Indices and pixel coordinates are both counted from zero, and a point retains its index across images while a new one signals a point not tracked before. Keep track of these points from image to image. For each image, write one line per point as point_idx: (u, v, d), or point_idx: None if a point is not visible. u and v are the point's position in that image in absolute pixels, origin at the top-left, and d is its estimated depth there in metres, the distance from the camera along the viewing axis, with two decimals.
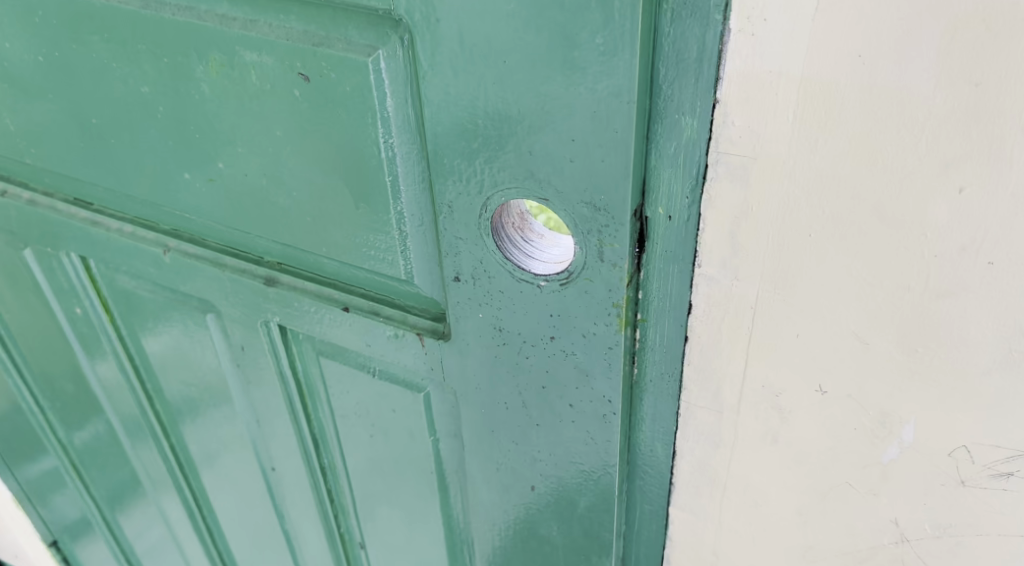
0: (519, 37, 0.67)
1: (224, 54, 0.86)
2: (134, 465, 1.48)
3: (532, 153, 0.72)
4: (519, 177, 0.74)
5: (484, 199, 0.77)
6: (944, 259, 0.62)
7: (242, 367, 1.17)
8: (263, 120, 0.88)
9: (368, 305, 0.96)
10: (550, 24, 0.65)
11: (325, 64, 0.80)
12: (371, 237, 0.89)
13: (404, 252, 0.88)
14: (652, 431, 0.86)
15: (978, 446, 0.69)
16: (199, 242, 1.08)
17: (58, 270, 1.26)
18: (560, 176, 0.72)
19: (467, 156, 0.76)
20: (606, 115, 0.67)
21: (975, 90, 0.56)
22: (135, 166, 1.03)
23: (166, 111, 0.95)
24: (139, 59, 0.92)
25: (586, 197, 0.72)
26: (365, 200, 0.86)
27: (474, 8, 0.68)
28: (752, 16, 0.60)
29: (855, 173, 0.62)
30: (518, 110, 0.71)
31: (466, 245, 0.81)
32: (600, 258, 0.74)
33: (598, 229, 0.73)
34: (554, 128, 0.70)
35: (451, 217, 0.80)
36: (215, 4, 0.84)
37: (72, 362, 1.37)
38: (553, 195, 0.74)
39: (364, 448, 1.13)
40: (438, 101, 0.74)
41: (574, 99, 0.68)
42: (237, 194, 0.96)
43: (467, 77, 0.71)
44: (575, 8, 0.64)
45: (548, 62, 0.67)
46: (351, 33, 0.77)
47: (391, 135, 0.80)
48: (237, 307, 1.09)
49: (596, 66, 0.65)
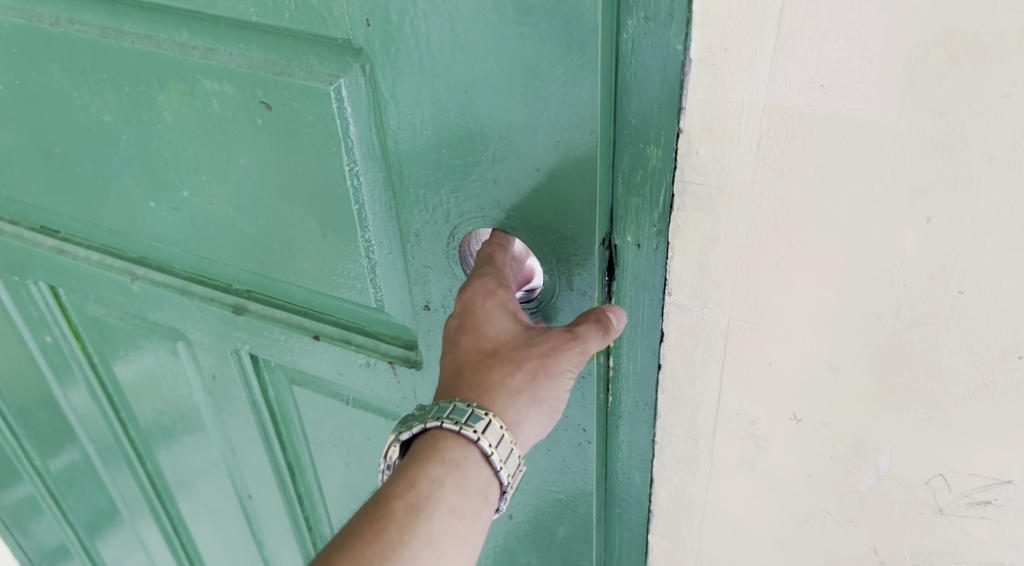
0: (480, 68, 0.65)
1: (185, 82, 0.84)
2: (110, 491, 1.45)
3: (498, 182, 0.71)
4: (485, 207, 0.73)
5: (451, 226, 0.76)
6: (914, 288, 0.61)
7: (214, 395, 1.15)
8: (227, 146, 0.86)
9: (339, 333, 0.95)
10: (511, 53, 0.64)
11: (287, 93, 0.77)
12: (340, 266, 0.87)
13: (374, 280, 0.87)
14: (629, 459, 0.84)
15: (955, 475, 0.68)
16: (167, 270, 1.06)
17: (26, 297, 1.23)
18: (527, 205, 0.71)
19: (433, 185, 0.74)
20: (569, 145, 0.66)
21: (939, 119, 0.55)
22: (99, 194, 1.00)
23: (129, 139, 0.92)
24: (99, 88, 0.89)
25: (553, 226, 0.70)
26: (332, 228, 0.84)
27: (434, 37, 0.66)
28: (712, 46, 0.59)
29: (821, 201, 0.61)
30: (482, 139, 0.69)
31: (436, 274, 0.80)
32: (570, 287, 0.73)
33: (567, 257, 0.71)
34: (518, 157, 0.68)
35: (419, 245, 0.79)
36: (175, 32, 0.82)
37: (44, 390, 1.34)
38: (519, 224, 0.72)
39: (340, 476, 1.11)
40: (401, 130, 0.72)
41: (537, 129, 0.66)
42: (203, 222, 0.94)
43: (430, 105, 0.70)
44: (536, 39, 0.62)
45: (510, 91, 0.65)
46: (313, 62, 0.75)
47: (355, 163, 0.79)
48: (207, 335, 1.07)
49: (558, 96, 0.64)
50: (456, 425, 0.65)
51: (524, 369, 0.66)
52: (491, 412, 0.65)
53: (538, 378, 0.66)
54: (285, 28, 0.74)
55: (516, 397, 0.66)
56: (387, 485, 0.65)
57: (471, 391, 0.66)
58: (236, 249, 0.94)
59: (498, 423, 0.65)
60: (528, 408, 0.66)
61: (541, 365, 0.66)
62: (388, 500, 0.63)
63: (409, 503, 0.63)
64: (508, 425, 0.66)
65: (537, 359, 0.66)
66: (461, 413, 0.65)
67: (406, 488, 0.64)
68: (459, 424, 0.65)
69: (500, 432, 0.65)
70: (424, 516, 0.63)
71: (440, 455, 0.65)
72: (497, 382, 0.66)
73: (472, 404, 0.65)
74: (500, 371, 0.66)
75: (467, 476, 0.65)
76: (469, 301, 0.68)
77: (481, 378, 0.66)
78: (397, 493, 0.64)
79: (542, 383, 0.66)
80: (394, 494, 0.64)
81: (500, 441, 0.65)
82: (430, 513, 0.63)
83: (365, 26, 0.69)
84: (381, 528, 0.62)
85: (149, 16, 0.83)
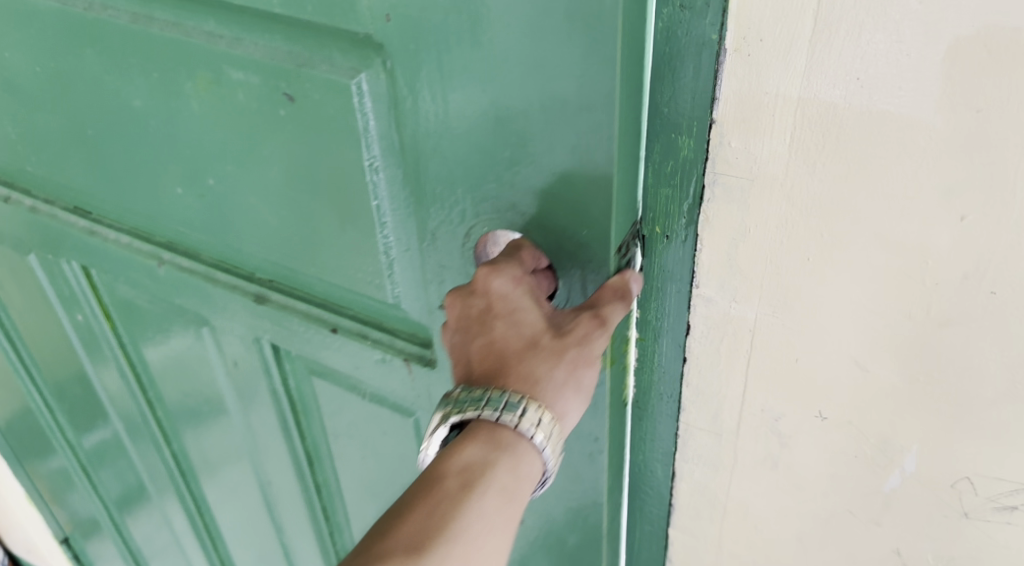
0: (502, 64, 0.65)
1: (212, 72, 0.84)
2: (138, 468, 1.47)
3: (514, 185, 0.70)
4: (502, 208, 0.73)
5: (466, 227, 0.76)
6: (946, 287, 0.61)
7: (237, 382, 1.16)
8: (250, 137, 0.86)
9: (357, 327, 0.95)
10: (530, 52, 0.63)
11: (308, 86, 0.77)
12: (357, 260, 0.87)
13: (390, 278, 0.86)
14: (651, 452, 0.84)
15: (981, 479, 0.67)
16: (192, 256, 1.06)
17: (59, 276, 1.25)
18: (543, 208, 0.70)
19: (450, 183, 0.74)
20: (586, 148, 0.65)
21: (977, 116, 0.54)
22: (131, 178, 1.01)
23: (159, 125, 0.93)
24: (131, 73, 0.90)
25: (568, 231, 0.70)
26: (351, 223, 0.84)
27: (454, 34, 0.65)
28: (747, 36, 0.58)
29: (855, 195, 0.60)
30: (502, 138, 0.69)
31: (452, 272, 0.80)
32: (585, 293, 0.73)
33: (582, 264, 0.71)
34: (537, 159, 0.68)
35: (435, 243, 0.79)
36: (203, 21, 0.82)
37: (78, 366, 1.37)
38: (536, 225, 0.72)
39: (357, 469, 1.13)
40: (420, 127, 0.72)
41: (552, 130, 0.66)
42: (226, 210, 0.95)
43: (450, 100, 0.69)
44: (556, 37, 0.61)
45: (529, 92, 0.65)
46: (335, 56, 0.74)
47: (375, 158, 0.77)
48: (231, 321, 1.08)
49: (575, 99, 0.63)
50: (513, 420, 0.61)
51: (566, 359, 0.63)
52: (542, 402, 0.62)
53: (580, 369, 0.64)
54: (309, 20, 0.73)
55: (563, 386, 0.63)
56: (437, 465, 0.60)
57: (518, 380, 0.63)
58: (259, 239, 0.95)
59: (549, 415, 0.62)
60: (573, 398, 0.64)
61: (583, 353, 0.64)
62: (440, 479, 0.59)
63: (463, 482, 0.59)
64: (555, 415, 0.63)
65: (577, 348, 0.64)
66: (516, 407, 0.61)
67: (458, 469, 0.60)
68: (514, 419, 0.61)
69: (551, 425, 0.62)
70: (479, 495, 0.59)
71: (495, 440, 0.61)
72: (542, 370, 0.63)
73: (524, 395, 0.62)
74: (541, 359, 0.63)
75: (522, 463, 0.61)
76: (502, 287, 0.65)
77: (524, 369, 0.63)
78: (450, 472, 0.59)
79: (583, 372, 0.64)
80: (448, 473, 0.59)
81: (551, 434, 0.62)
82: (483, 493, 0.59)
83: (385, 21, 0.68)
84: (433, 506, 0.58)
85: (178, 4, 0.83)
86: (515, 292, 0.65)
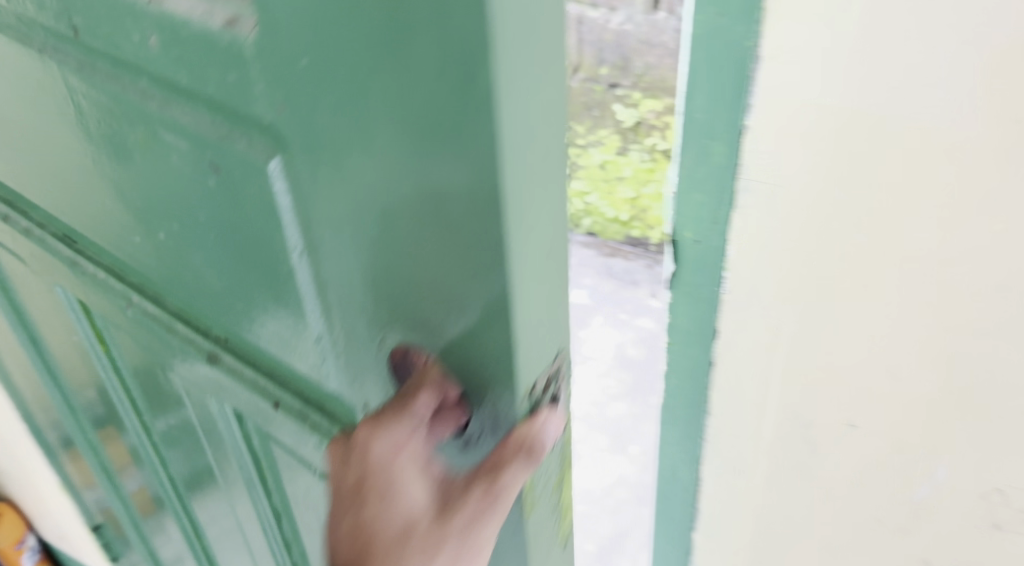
0: (410, 167, 0.53)
1: (147, 129, 0.69)
2: (127, 490, 1.42)
3: (437, 299, 0.59)
4: (425, 318, 0.61)
5: (378, 336, 0.65)
6: (981, 298, 0.60)
7: (201, 433, 1.07)
8: (185, 199, 0.71)
9: (299, 405, 0.80)
10: (434, 158, 0.51)
11: (231, 158, 0.63)
12: (292, 343, 0.74)
13: (324, 366, 0.73)
14: (675, 454, 0.86)
15: (1012, 491, 0.67)
16: (155, 298, 0.90)
17: (31, 294, 1.15)
18: (464, 328, 0.58)
19: (373, 283, 0.62)
20: (482, 270, 0.54)
21: (1018, 127, 0.53)
22: (84, 217, 0.88)
23: (101, 173, 0.79)
24: (71, 106, 0.75)
25: (483, 358, 0.59)
26: (280, 301, 0.71)
27: (354, 126, 0.53)
28: (782, 43, 0.57)
29: (890, 204, 0.59)
30: (429, 244, 0.56)
31: (371, 374, 0.68)
32: (498, 429, 0.62)
33: (489, 405, 0.61)
34: (459, 280, 0.56)
35: (354, 344, 0.68)
36: (134, 75, 0.66)
37: (63, 386, 1.31)
38: (456, 344, 0.60)
39: (314, 542, 1.04)
40: (335, 225, 0.60)
41: (454, 248, 0.54)
42: (168, 265, 0.81)
43: (361, 195, 0.57)
44: (451, 145, 0.49)
45: (432, 207, 0.54)
46: (249, 127, 0.60)
47: (296, 245, 0.65)
48: (183, 377, 0.96)
49: (467, 220, 0.52)
50: None
51: (444, 552, 0.60)
52: None
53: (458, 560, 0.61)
54: (219, 77, 0.58)
55: None
56: None
57: None
58: (201, 299, 0.81)
59: None
60: None
61: (465, 543, 0.60)
62: None
63: None
64: None
65: (456, 540, 0.60)
66: None
67: None
68: None
69: None
70: None
71: None
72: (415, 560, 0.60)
73: None
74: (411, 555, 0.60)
75: None
76: (381, 463, 0.60)
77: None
78: None
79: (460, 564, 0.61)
80: None
81: None
82: None
83: (280, 110, 0.56)
84: None
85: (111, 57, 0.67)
86: (391, 477, 0.60)
